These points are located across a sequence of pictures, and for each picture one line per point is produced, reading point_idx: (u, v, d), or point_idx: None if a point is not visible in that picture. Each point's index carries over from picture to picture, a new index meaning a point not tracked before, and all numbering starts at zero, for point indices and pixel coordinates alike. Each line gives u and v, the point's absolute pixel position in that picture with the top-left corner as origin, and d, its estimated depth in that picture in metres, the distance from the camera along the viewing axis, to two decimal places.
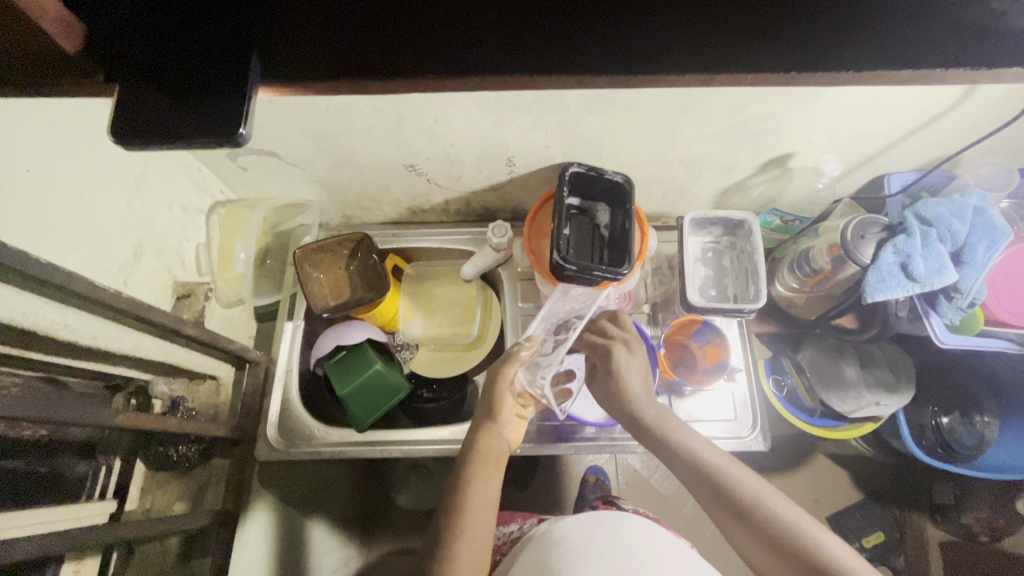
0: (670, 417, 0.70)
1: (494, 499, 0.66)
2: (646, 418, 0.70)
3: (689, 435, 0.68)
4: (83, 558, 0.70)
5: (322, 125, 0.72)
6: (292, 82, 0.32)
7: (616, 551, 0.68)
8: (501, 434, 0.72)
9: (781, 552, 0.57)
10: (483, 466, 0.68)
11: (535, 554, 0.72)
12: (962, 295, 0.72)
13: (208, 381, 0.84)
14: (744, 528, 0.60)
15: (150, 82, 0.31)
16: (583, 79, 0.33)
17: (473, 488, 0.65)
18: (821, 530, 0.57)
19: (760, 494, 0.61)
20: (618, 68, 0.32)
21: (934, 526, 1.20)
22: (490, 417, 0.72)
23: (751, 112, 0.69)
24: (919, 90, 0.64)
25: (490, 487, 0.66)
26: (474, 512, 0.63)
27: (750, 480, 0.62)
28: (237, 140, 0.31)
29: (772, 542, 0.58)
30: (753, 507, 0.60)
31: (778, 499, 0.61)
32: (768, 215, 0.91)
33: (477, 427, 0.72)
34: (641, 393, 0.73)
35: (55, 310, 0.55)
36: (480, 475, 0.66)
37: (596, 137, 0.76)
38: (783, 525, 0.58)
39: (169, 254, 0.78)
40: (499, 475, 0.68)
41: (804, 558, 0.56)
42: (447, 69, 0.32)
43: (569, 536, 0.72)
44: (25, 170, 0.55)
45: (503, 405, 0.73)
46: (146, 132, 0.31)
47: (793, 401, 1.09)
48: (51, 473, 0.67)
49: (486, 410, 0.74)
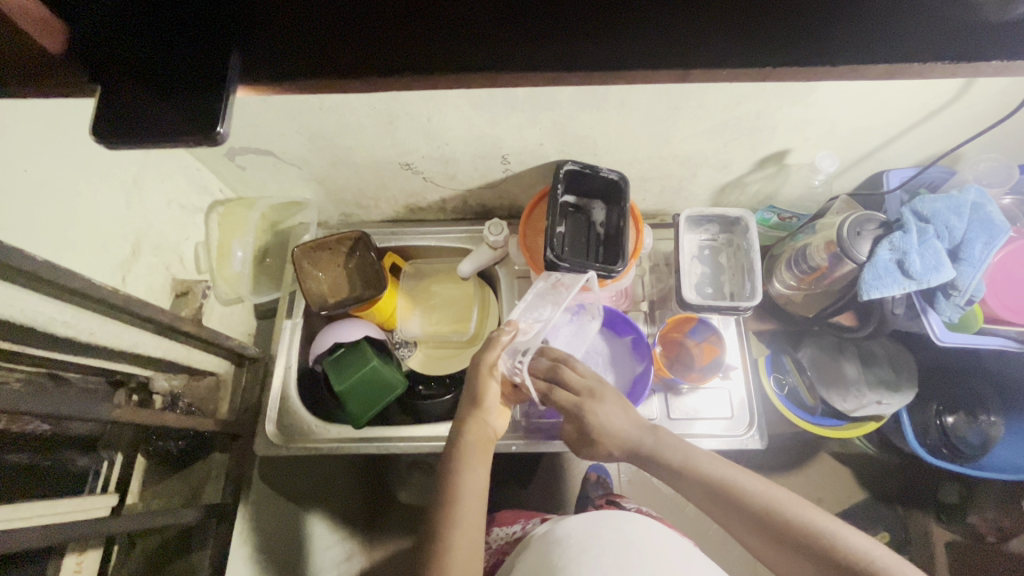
0: (667, 438, 0.70)
1: (483, 489, 0.67)
2: (645, 446, 0.70)
3: (692, 453, 0.68)
4: (85, 552, 0.72)
5: (317, 124, 0.73)
6: (269, 82, 0.33)
7: (618, 546, 0.69)
8: (486, 422, 0.71)
9: (810, 558, 0.57)
10: (471, 456, 0.68)
11: (538, 553, 0.73)
12: (959, 293, 0.71)
13: (208, 377, 0.86)
14: (768, 539, 0.60)
15: (129, 77, 0.31)
16: (557, 76, 0.33)
17: (464, 481, 0.65)
18: (842, 526, 0.57)
19: (774, 501, 0.61)
20: (590, 61, 0.32)
21: (941, 525, 1.19)
22: (475, 406, 0.72)
23: (745, 109, 0.69)
24: (914, 84, 0.63)
25: (480, 478, 0.66)
26: (466, 506, 0.64)
27: (760, 487, 0.62)
28: (216, 138, 0.32)
29: (793, 547, 0.58)
30: (768, 515, 0.60)
31: (793, 501, 0.61)
32: (766, 212, 0.91)
33: (462, 416, 0.72)
34: (630, 429, 0.71)
35: (53, 306, 0.56)
36: (471, 467, 0.66)
37: (589, 134, 0.76)
38: (803, 527, 0.58)
39: (167, 252, 0.79)
40: (486, 464, 0.69)
41: (834, 559, 0.56)
42: (423, 69, 0.32)
43: (572, 534, 0.72)
44: (23, 170, 0.56)
45: (488, 393, 0.71)
46: (125, 128, 0.31)
47: (794, 399, 1.06)
48: (53, 466, 0.68)
49: (470, 399, 0.73)
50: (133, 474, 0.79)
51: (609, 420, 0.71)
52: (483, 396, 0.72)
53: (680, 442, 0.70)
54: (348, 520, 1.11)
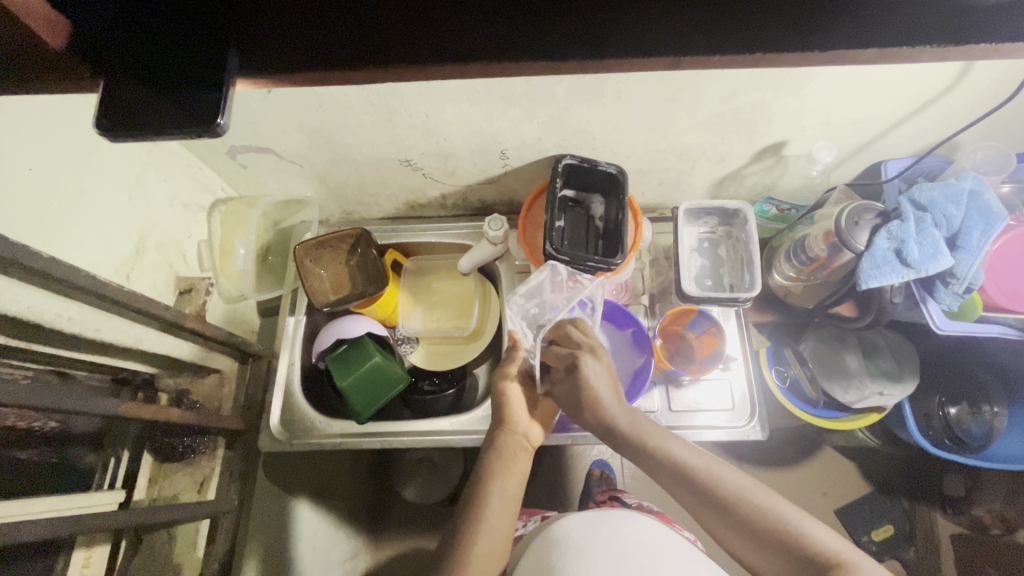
0: (642, 419, 0.70)
1: (515, 496, 0.69)
2: (620, 427, 0.69)
3: (668, 439, 0.68)
4: (93, 547, 0.73)
5: (317, 121, 0.73)
6: (268, 75, 0.33)
7: (616, 546, 0.69)
8: (517, 433, 0.75)
9: (773, 548, 0.59)
10: (501, 463, 0.71)
11: (538, 553, 0.73)
12: (958, 281, 0.71)
13: (213, 375, 0.86)
14: (735, 528, 0.61)
15: (130, 75, 0.32)
16: (552, 65, 0.33)
17: (494, 485, 0.68)
18: (809, 519, 0.59)
19: (745, 490, 0.62)
20: (586, 49, 0.33)
21: (946, 518, 1.19)
22: (504, 421, 0.75)
23: (741, 100, 0.69)
24: (911, 73, 0.63)
25: (510, 486, 0.69)
26: (494, 510, 0.66)
27: (733, 478, 0.63)
28: (216, 130, 0.32)
29: (759, 536, 0.59)
30: (737, 504, 0.61)
31: (762, 493, 0.62)
32: (763, 204, 0.91)
33: (492, 431, 0.76)
34: (611, 399, 0.71)
35: (59, 303, 0.56)
36: (499, 472, 0.69)
37: (586, 128, 0.76)
38: (772, 520, 0.59)
39: (171, 250, 0.79)
40: (518, 473, 0.71)
41: (797, 551, 0.57)
42: (420, 58, 0.33)
43: (571, 534, 0.73)
44: (28, 169, 0.56)
45: (512, 406, 0.75)
46: (129, 123, 0.32)
47: (795, 391, 1.09)
48: (59, 463, 0.69)
49: (498, 415, 0.76)
50: (140, 471, 0.79)
51: (597, 378, 0.71)
52: (509, 411, 0.76)
53: (650, 424, 0.70)
54: (350, 518, 1.12)
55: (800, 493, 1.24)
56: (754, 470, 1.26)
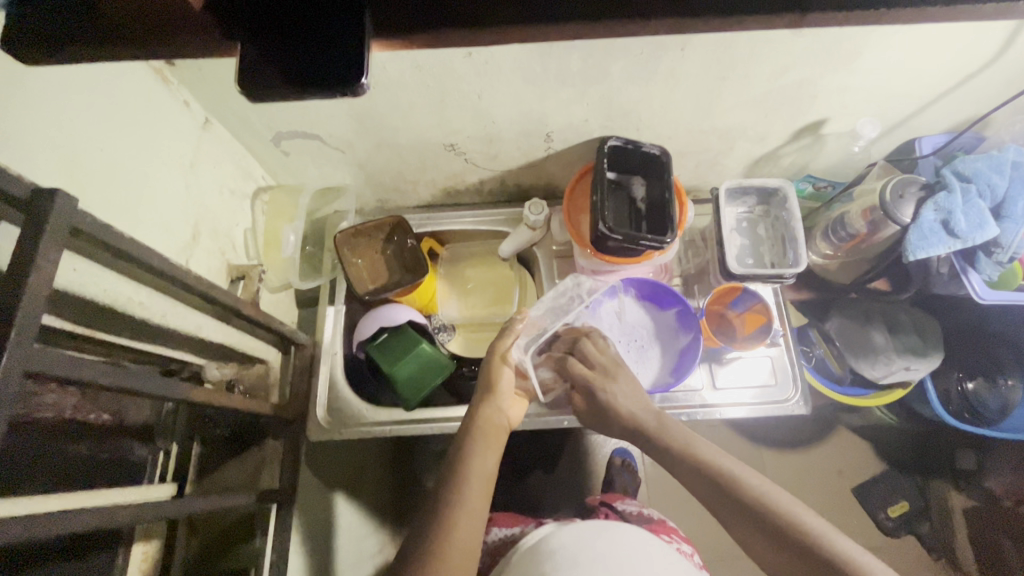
0: (670, 423, 0.75)
1: (493, 472, 0.69)
2: (645, 424, 0.76)
3: (693, 440, 0.72)
4: (150, 539, 0.73)
5: (367, 103, 0.73)
6: (401, 35, 0.33)
7: (614, 560, 0.69)
8: (500, 408, 0.76)
9: (792, 550, 0.60)
10: (485, 443, 0.71)
11: (528, 565, 0.73)
12: (1002, 250, 0.74)
13: (259, 364, 0.82)
14: (753, 527, 0.63)
15: (255, 35, 0.32)
16: (648, 25, 0.33)
17: (476, 459, 0.69)
18: (836, 529, 0.60)
19: (769, 492, 0.64)
20: (687, 6, 0.32)
21: (957, 493, 1.22)
22: (490, 393, 0.77)
23: (791, 77, 0.71)
24: (959, 44, 0.65)
25: (489, 463, 0.69)
26: (474, 486, 0.66)
27: (755, 481, 0.65)
28: (358, 89, 0.32)
29: (780, 537, 0.61)
30: (759, 505, 0.63)
31: (788, 500, 0.64)
32: (802, 182, 0.93)
33: (478, 403, 0.77)
34: (638, 409, 0.77)
35: (130, 287, 0.54)
36: (480, 448, 0.70)
37: (635, 108, 0.77)
38: (798, 523, 0.60)
39: (222, 237, 0.78)
40: (496, 450, 0.72)
41: (818, 552, 0.58)
42: (533, 20, 0.32)
43: (564, 545, 0.73)
44: (99, 149, 0.55)
45: (499, 379, 0.78)
46: (270, 88, 0.32)
47: (821, 369, 1.09)
48: (115, 456, 0.68)
49: (486, 387, 0.79)
50: (189, 463, 0.78)
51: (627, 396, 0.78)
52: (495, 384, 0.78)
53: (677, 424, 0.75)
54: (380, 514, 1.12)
55: (820, 473, 1.27)
56: (776, 451, 1.28)
